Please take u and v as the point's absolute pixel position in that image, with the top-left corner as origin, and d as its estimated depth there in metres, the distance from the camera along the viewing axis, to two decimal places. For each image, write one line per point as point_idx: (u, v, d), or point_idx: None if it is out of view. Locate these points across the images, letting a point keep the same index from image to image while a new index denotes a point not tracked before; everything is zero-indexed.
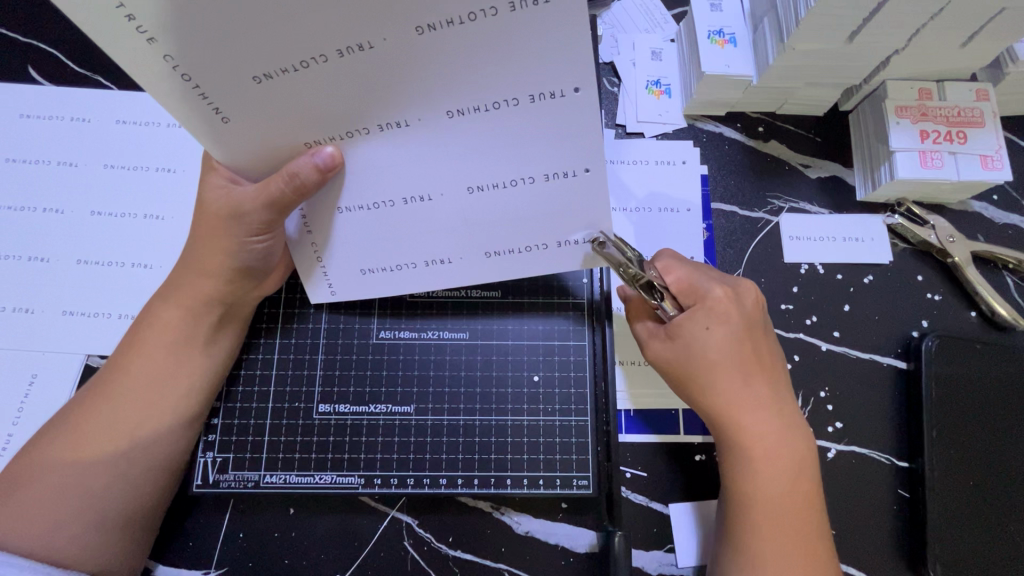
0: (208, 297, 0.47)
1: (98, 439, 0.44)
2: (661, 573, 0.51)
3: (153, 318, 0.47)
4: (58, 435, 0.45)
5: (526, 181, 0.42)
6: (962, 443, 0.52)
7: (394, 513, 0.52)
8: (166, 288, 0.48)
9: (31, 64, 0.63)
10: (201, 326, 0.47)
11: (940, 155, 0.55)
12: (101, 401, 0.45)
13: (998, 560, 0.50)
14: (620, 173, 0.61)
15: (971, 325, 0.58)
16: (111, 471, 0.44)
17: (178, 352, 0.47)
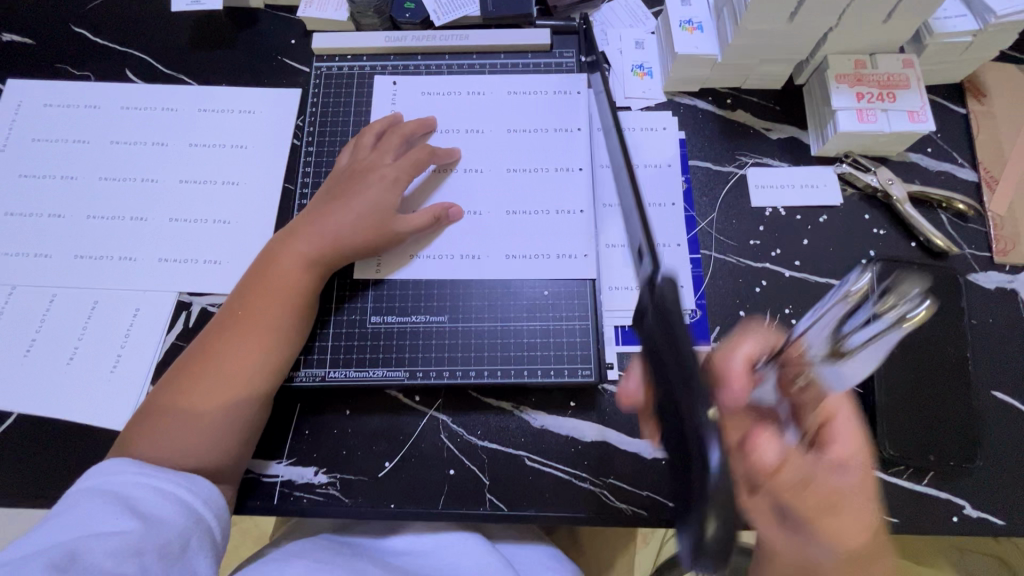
0: (311, 249, 0.61)
1: (242, 374, 0.56)
2: (656, 458, 0.61)
3: (269, 263, 0.61)
4: (202, 377, 0.56)
5: (545, 169, 0.69)
6: (904, 343, 0.63)
7: (432, 411, 0.63)
8: (281, 241, 0.62)
9: (128, 68, 0.78)
10: (303, 274, 0.61)
11: (874, 112, 0.67)
12: (238, 344, 0.57)
13: (937, 437, 0.60)
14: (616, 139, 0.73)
15: (912, 253, 0.68)
16: (234, 391, 0.56)
17: (287, 296, 0.60)
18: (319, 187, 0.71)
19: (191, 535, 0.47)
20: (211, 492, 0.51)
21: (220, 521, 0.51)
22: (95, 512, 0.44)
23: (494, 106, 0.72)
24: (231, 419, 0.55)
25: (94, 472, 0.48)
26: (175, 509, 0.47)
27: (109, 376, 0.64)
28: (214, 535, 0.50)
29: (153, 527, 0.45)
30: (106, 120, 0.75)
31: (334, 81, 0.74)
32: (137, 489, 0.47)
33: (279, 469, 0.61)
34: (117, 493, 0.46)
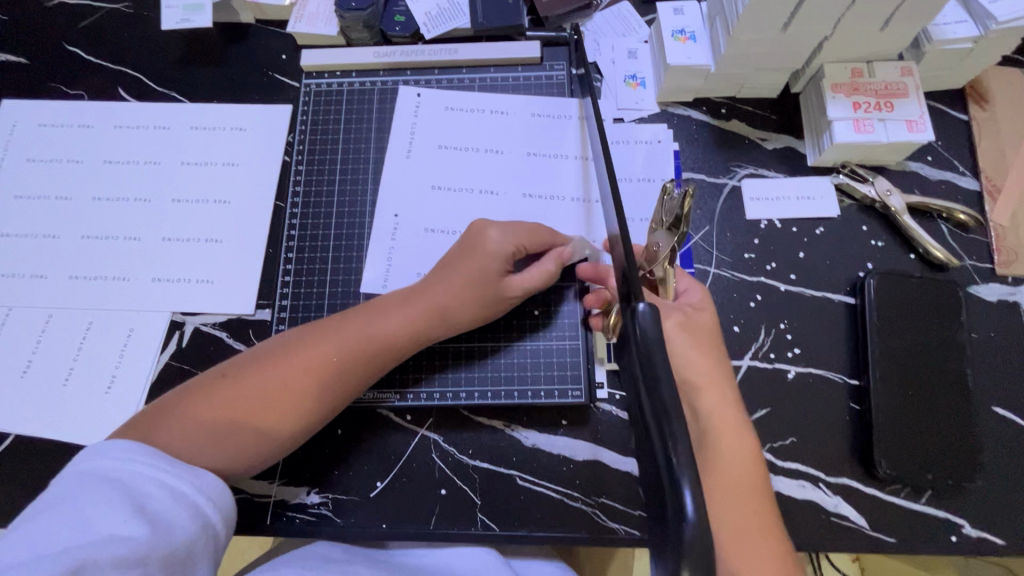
0: (417, 316, 0.59)
1: (289, 417, 0.55)
2: None
3: (386, 309, 0.60)
4: (255, 401, 0.54)
5: (559, 197, 0.68)
6: (901, 360, 0.62)
7: (423, 431, 0.63)
8: (432, 280, 0.61)
9: (121, 86, 0.78)
10: (396, 342, 0.59)
11: (871, 122, 0.66)
12: (306, 382, 0.55)
13: (935, 455, 0.59)
14: (616, 152, 0.72)
15: (911, 265, 0.67)
16: (277, 428, 0.55)
17: (370, 348, 0.58)
18: (309, 205, 0.71)
19: (198, 541, 0.46)
20: (220, 491, 0.50)
21: (226, 523, 0.50)
22: (103, 512, 0.43)
23: (513, 127, 0.71)
24: (264, 451, 0.55)
25: (104, 452, 0.47)
26: (183, 511, 0.46)
27: (103, 397, 0.65)
28: (219, 537, 0.49)
29: (163, 532, 0.44)
30: (100, 140, 0.75)
31: (324, 98, 0.74)
32: (147, 484, 0.46)
33: (272, 489, 0.61)
34: (125, 488, 0.45)
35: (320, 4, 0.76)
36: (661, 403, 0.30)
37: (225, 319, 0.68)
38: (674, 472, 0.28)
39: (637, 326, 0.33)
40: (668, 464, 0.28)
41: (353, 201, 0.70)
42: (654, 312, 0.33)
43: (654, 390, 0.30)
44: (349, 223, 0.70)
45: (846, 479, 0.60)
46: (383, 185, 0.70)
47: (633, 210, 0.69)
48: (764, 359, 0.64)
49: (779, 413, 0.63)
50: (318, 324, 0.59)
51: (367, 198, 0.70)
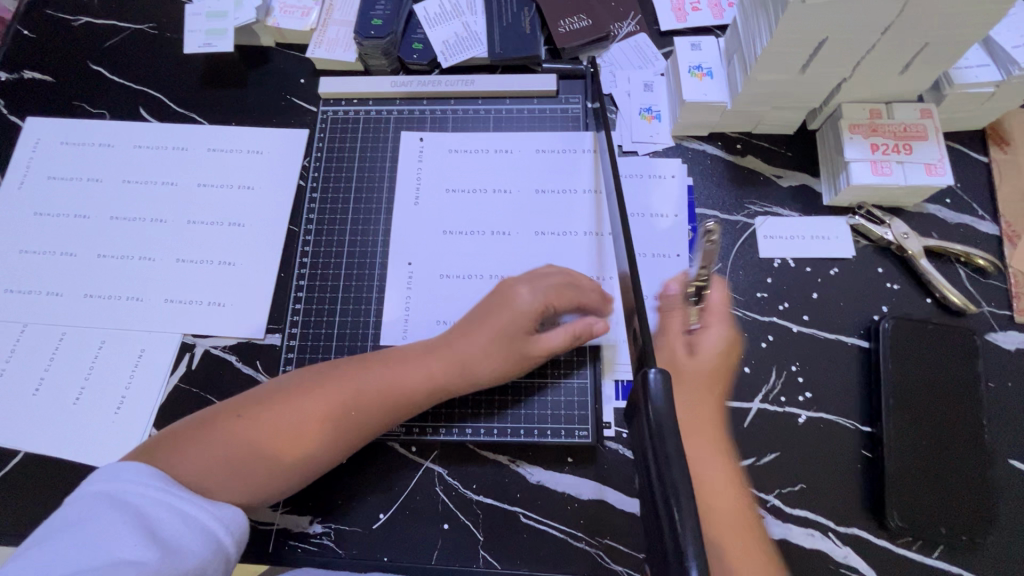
0: (440, 373, 0.59)
1: (300, 467, 0.55)
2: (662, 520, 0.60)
3: (411, 368, 0.59)
4: (269, 450, 0.54)
5: (573, 234, 0.68)
6: (915, 409, 0.61)
7: (428, 463, 0.63)
8: (457, 335, 0.61)
9: (142, 106, 0.79)
10: (417, 395, 0.59)
11: (889, 164, 0.65)
12: (323, 435, 0.55)
13: (949, 510, 0.58)
14: (628, 182, 0.72)
15: (928, 310, 0.66)
16: (289, 469, 0.55)
17: (390, 407, 0.58)
18: (322, 231, 0.71)
19: (209, 564, 0.46)
20: (233, 517, 0.50)
21: (237, 547, 0.50)
22: (115, 536, 0.43)
23: (527, 164, 0.71)
24: (274, 491, 0.55)
25: (118, 476, 0.48)
26: (195, 536, 0.46)
27: (112, 417, 0.65)
28: (230, 561, 0.49)
29: (173, 557, 0.44)
30: (118, 159, 0.76)
31: (339, 125, 0.74)
32: (159, 510, 0.46)
33: (275, 516, 0.62)
34: (136, 512, 0.45)
35: (340, 31, 0.77)
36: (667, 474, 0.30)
37: (234, 342, 0.68)
38: (683, 555, 0.28)
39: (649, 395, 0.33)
40: (674, 540, 0.28)
41: (366, 229, 0.71)
42: (667, 379, 0.33)
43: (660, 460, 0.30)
44: (360, 253, 0.70)
45: (856, 530, 0.59)
46: (395, 222, 0.70)
47: (645, 247, 0.69)
48: (774, 403, 0.63)
49: (789, 457, 0.62)
50: (341, 372, 0.58)
51: (379, 227, 0.71)
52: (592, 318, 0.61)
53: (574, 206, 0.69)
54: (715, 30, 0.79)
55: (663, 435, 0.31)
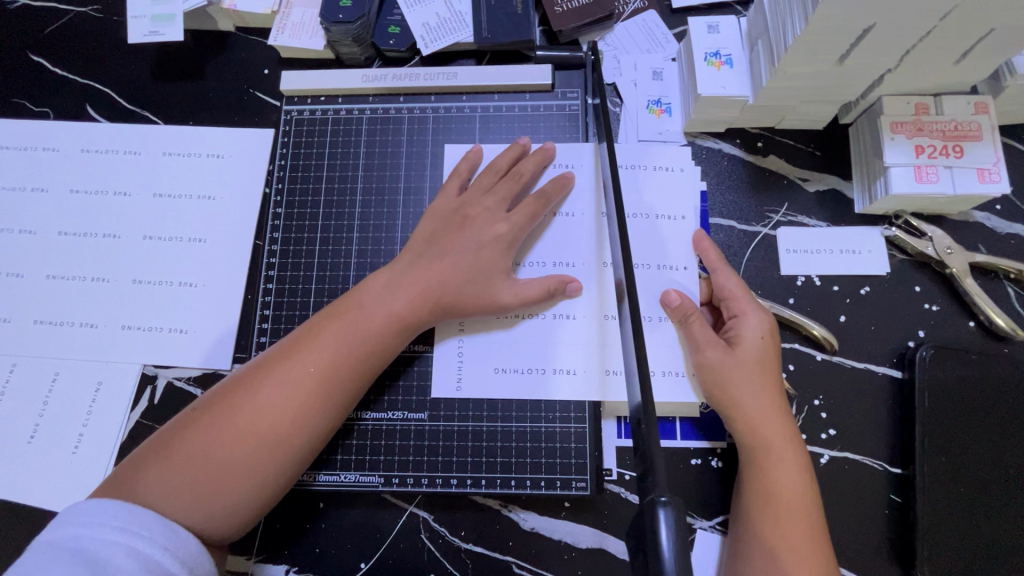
0: (402, 306, 0.53)
1: (268, 444, 0.49)
2: None
3: (371, 302, 0.53)
4: (228, 431, 0.49)
5: (567, 265, 0.58)
6: (953, 450, 0.54)
7: (412, 508, 0.57)
8: (393, 273, 0.55)
9: (88, 104, 0.71)
10: (379, 334, 0.53)
11: (936, 169, 0.56)
12: (285, 392, 0.50)
13: (985, 564, 0.52)
14: (626, 178, 0.62)
15: (970, 335, 0.59)
16: (256, 448, 0.49)
17: (353, 345, 0.52)
18: (288, 257, 0.60)
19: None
20: (198, 556, 0.45)
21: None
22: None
23: None
24: (250, 481, 0.49)
25: (75, 517, 0.43)
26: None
27: (69, 458, 0.60)
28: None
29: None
30: (65, 165, 0.69)
31: (305, 127, 0.63)
32: (113, 554, 0.41)
33: (248, 566, 0.57)
34: (89, 561, 0.40)
35: (305, 14, 0.68)
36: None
37: (200, 373, 0.62)
38: None
39: (656, 525, 0.30)
40: None
41: (337, 254, 0.60)
42: (677, 513, 0.31)
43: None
44: (332, 274, 0.59)
45: None
46: (373, 238, 0.60)
47: (646, 256, 0.59)
48: None
49: None
50: (301, 329, 0.54)
51: (353, 251, 0.60)
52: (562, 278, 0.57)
53: (567, 232, 0.59)
54: (735, 5, 0.68)
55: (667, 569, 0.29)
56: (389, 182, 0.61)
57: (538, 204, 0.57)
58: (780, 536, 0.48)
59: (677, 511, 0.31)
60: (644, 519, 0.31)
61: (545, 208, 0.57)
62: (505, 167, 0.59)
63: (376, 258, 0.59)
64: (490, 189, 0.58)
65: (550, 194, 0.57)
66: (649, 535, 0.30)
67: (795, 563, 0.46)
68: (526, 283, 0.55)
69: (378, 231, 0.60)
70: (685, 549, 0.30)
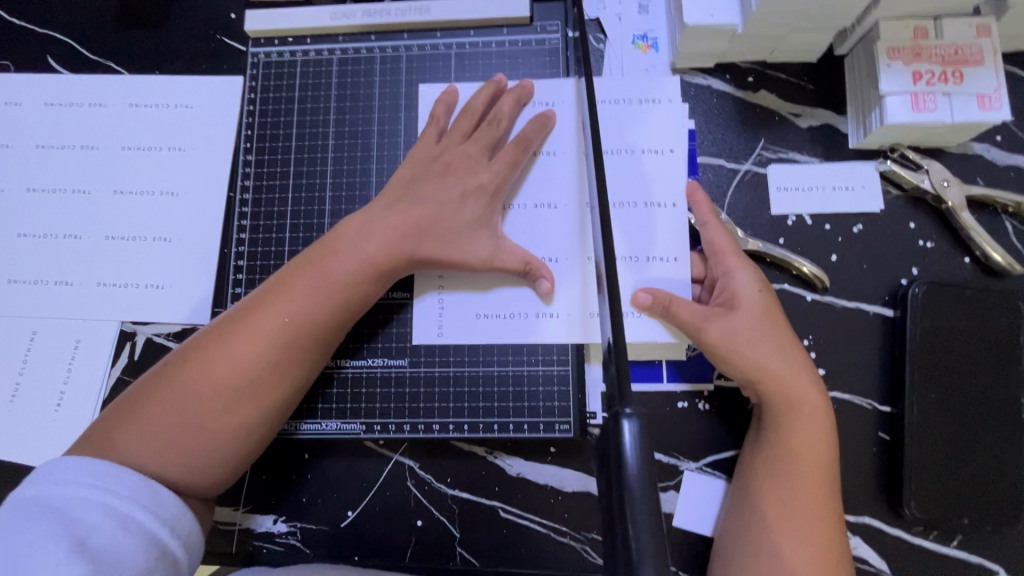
0: (376, 250, 0.51)
1: (249, 394, 0.48)
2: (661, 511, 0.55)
3: (346, 247, 0.51)
4: (205, 382, 0.48)
5: (548, 207, 0.56)
6: (943, 386, 0.53)
7: (397, 457, 0.57)
8: (365, 218, 0.52)
9: (48, 54, 0.68)
10: (354, 283, 0.51)
11: (934, 97, 0.54)
12: (263, 342, 0.49)
13: (971, 497, 0.52)
14: (609, 116, 0.59)
15: (965, 271, 0.57)
16: (238, 399, 0.48)
17: (328, 292, 0.50)
18: (261, 205, 0.59)
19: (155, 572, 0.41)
20: (179, 514, 0.44)
21: (187, 548, 0.45)
22: (35, 550, 0.37)
23: None
24: (234, 431, 0.48)
25: (49, 474, 0.42)
26: (133, 540, 0.41)
27: (52, 415, 0.60)
28: (181, 568, 0.44)
29: (108, 570, 0.38)
30: (29, 120, 0.66)
31: (273, 71, 0.61)
32: (89, 512, 0.40)
33: (236, 516, 0.57)
34: (64, 519, 0.39)
35: None
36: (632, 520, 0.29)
37: (179, 329, 0.61)
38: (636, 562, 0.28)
39: (621, 438, 0.31)
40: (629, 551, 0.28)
41: (310, 201, 0.58)
42: (642, 425, 0.31)
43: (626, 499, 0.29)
44: (307, 223, 0.58)
45: (868, 518, 0.54)
46: (347, 184, 0.58)
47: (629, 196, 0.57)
48: None
49: None
50: (275, 277, 0.52)
51: (327, 198, 0.58)
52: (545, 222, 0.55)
53: (548, 173, 0.56)
54: None
55: (629, 478, 0.30)
56: (362, 126, 0.59)
57: (518, 151, 0.55)
58: (791, 493, 0.48)
59: (642, 424, 0.31)
60: (609, 434, 0.32)
61: (525, 153, 0.55)
62: (481, 108, 0.56)
63: (351, 204, 0.58)
64: (469, 135, 0.56)
65: (530, 136, 0.55)
66: (614, 447, 0.31)
67: (804, 514, 0.47)
68: (509, 246, 0.54)
69: (352, 176, 0.58)
70: (649, 460, 0.30)
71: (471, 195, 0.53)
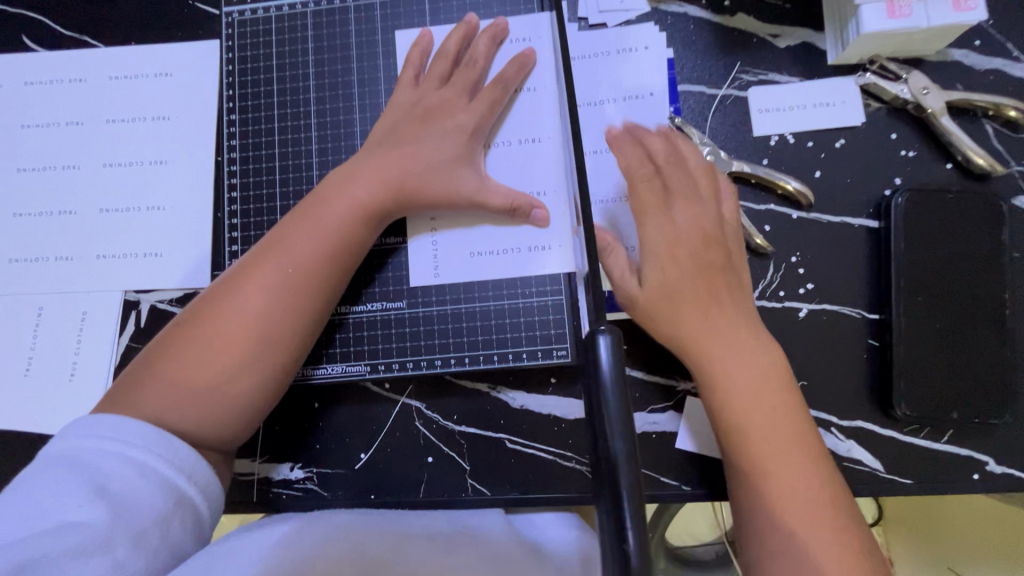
0: (366, 195, 0.52)
1: (257, 346, 0.50)
2: (662, 430, 0.56)
3: (338, 196, 0.52)
4: (213, 336, 0.49)
5: (533, 142, 0.57)
6: (929, 290, 0.55)
7: (404, 399, 0.59)
8: (351, 164, 0.54)
9: (23, 33, 0.67)
10: (349, 228, 0.52)
11: (909, 3, 0.54)
12: (265, 296, 0.50)
13: (959, 393, 0.54)
14: (580, 65, 0.61)
15: (947, 177, 0.58)
16: (247, 353, 0.49)
17: (324, 243, 0.52)
18: (248, 164, 0.59)
19: (172, 517, 0.43)
20: (196, 463, 0.46)
21: (207, 495, 0.47)
22: (59, 495, 0.40)
23: None
24: (247, 385, 0.50)
25: (72, 428, 0.45)
26: (149, 487, 0.43)
27: (68, 385, 0.62)
28: (201, 513, 0.46)
29: (125, 514, 0.41)
30: (11, 101, 0.66)
31: (248, 29, 0.61)
32: (107, 461, 0.43)
33: (255, 466, 0.59)
34: (84, 468, 0.42)
35: None
36: (606, 425, 0.29)
37: (181, 294, 0.62)
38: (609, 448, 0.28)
39: (597, 355, 0.29)
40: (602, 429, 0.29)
41: (297, 156, 0.59)
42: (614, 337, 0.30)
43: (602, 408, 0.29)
44: (295, 177, 0.59)
45: (861, 422, 0.56)
46: (332, 137, 0.59)
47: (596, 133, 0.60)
48: (773, 298, 0.58)
49: (789, 355, 0.57)
50: (271, 234, 0.53)
51: (313, 151, 0.59)
52: (531, 160, 0.56)
53: (530, 110, 0.57)
54: None
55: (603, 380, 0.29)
56: (341, 77, 0.59)
57: (500, 94, 0.55)
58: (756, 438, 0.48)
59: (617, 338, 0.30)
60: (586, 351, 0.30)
61: (505, 92, 0.55)
62: (456, 50, 0.56)
63: (337, 155, 0.59)
64: (446, 78, 0.56)
65: (510, 79, 0.55)
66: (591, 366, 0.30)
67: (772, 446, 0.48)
68: (493, 185, 0.54)
69: (336, 128, 0.59)
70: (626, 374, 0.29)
71: (454, 136, 0.54)
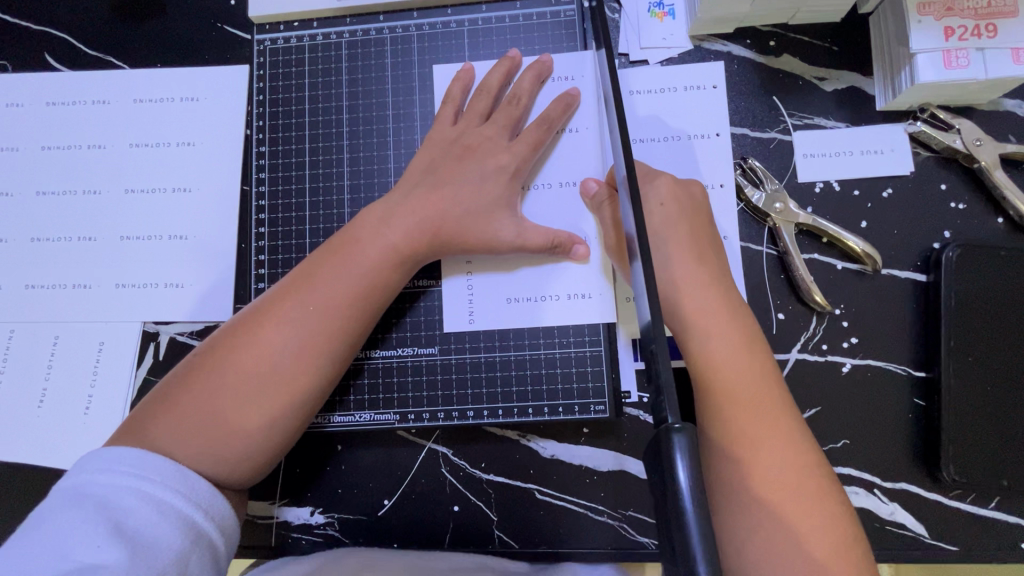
0: (403, 237, 0.50)
1: (274, 385, 0.47)
2: None
3: (373, 236, 0.51)
4: (234, 372, 0.47)
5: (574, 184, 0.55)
6: (980, 350, 0.53)
7: (430, 444, 0.57)
8: (386, 204, 0.52)
9: (47, 52, 0.66)
10: (382, 271, 0.50)
11: (966, 53, 0.52)
12: (287, 333, 0.48)
13: (1009, 458, 0.52)
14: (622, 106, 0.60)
15: (998, 232, 0.56)
16: (261, 390, 0.47)
17: (351, 281, 0.50)
18: (277, 198, 0.58)
19: (191, 555, 0.41)
20: (213, 498, 0.44)
21: (224, 531, 0.45)
22: (75, 535, 0.38)
23: None
24: (258, 426, 0.47)
25: (86, 465, 0.43)
26: (167, 524, 0.41)
27: (82, 419, 0.60)
28: (218, 549, 0.44)
29: (145, 552, 0.39)
30: (33, 122, 0.64)
31: (281, 58, 0.59)
32: (124, 497, 0.41)
33: (273, 510, 0.57)
34: (101, 506, 0.40)
35: None
36: (685, 531, 0.29)
37: (201, 327, 0.60)
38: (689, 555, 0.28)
39: (672, 454, 0.30)
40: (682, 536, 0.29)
41: (328, 192, 0.57)
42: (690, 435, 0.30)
43: (680, 515, 0.29)
44: (327, 212, 0.57)
45: (905, 485, 0.54)
46: (364, 173, 0.57)
47: None
48: (815, 352, 0.56)
49: (832, 413, 0.55)
50: (299, 269, 0.51)
51: (345, 186, 0.57)
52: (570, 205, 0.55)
53: (570, 151, 0.55)
54: None
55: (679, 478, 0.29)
56: (375, 111, 0.58)
57: (542, 133, 0.53)
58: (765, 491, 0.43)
59: (691, 435, 0.30)
60: (658, 445, 0.30)
61: (548, 133, 0.53)
62: (498, 87, 0.55)
63: (370, 192, 0.57)
64: (487, 116, 0.54)
65: (554, 118, 0.53)
66: (665, 461, 0.30)
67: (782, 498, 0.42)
68: (531, 225, 0.53)
69: (369, 164, 0.57)
70: (701, 475, 0.30)
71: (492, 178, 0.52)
